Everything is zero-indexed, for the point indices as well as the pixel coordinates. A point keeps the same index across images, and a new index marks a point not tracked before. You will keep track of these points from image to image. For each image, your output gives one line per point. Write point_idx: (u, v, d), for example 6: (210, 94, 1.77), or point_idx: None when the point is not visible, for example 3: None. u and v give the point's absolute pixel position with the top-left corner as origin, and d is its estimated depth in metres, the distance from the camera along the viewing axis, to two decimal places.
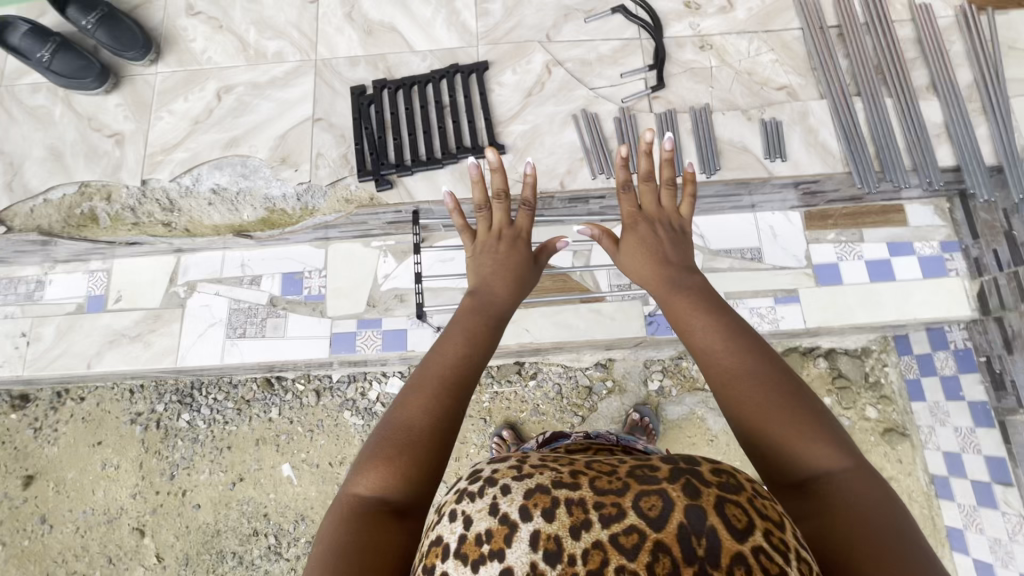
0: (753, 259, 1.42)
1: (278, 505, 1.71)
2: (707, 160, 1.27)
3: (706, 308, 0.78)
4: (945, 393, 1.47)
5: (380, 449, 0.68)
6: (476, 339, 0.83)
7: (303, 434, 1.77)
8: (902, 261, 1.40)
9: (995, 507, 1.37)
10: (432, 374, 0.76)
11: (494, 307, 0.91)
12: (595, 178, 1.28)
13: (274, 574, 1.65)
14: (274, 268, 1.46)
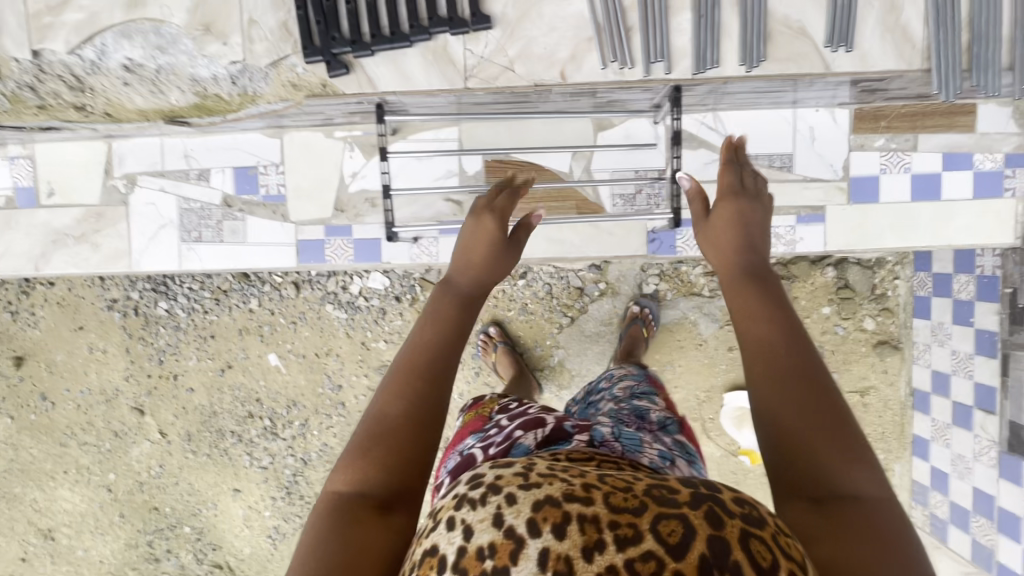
0: (781, 167, 1.22)
1: (270, 391, 1.75)
2: (748, 47, 0.98)
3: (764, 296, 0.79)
4: (954, 316, 1.40)
5: (356, 445, 0.70)
6: (443, 321, 0.83)
7: (286, 326, 1.74)
8: (955, 176, 1.20)
9: (969, 428, 1.38)
10: (403, 364, 0.77)
11: (462, 288, 0.90)
12: (606, 68, 1.00)
13: (273, 451, 1.76)
14: (223, 161, 1.26)
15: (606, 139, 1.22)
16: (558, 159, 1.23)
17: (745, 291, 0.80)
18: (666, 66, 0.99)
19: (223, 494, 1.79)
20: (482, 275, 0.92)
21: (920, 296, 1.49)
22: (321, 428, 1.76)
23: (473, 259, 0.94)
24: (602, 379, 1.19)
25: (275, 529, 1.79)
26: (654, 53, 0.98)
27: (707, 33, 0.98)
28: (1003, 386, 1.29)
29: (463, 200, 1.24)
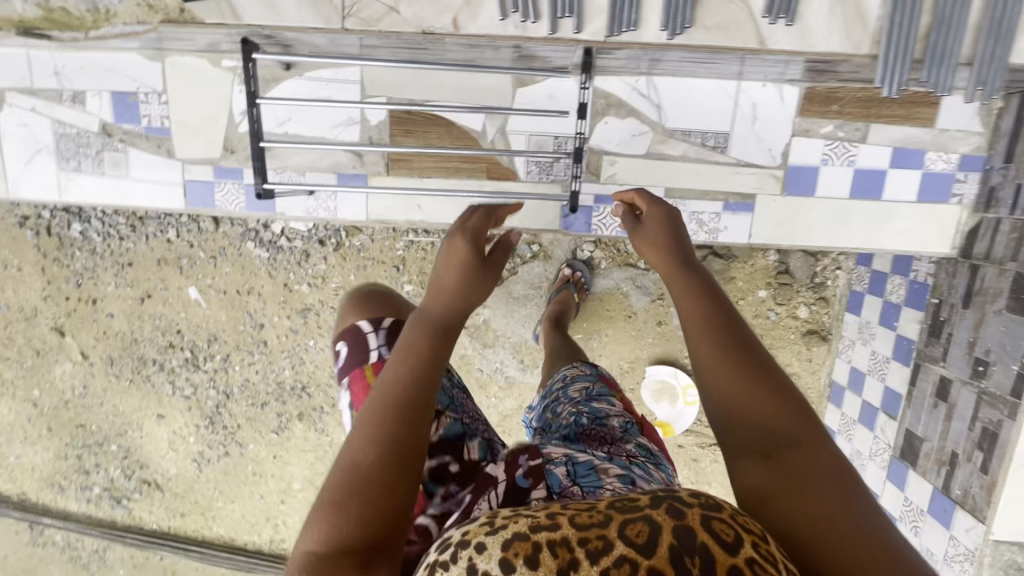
0: (715, 147, 1.10)
1: (190, 324, 1.72)
2: (673, 10, 0.89)
3: (703, 292, 0.80)
4: (881, 317, 1.35)
5: (325, 496, 0.67)
6: (416, 357, 0.79)
7: (206, 260, 1.67)
8: (901, 175, 1.10)
9: (872, 429, 1.38)
10: (372, 404, 0.74)
11: (437, 318, 0.85)
12: (506, 20, 0.93)
13: (195, 381, 1.76)
14: (98, 82, 1.12)
15: (525, 97, 1.09)
16: (471, 116, 1.11)
17: (687, 292, 0.81)
18: (578, 24, 0.92)
19: (147, 418, 1.81)
20: (457, 301, 0.88)
21: (856, 291, 1.42)
22: (243, 364, 1.75)
23: (446, 283, 0.89)
24: (548, 382, 1.08)
25: (200, 454, 1.84)
26: (562, 8, 0.91)
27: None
28: (909, 396, 1.26)
29: (365, 153, 1.13)
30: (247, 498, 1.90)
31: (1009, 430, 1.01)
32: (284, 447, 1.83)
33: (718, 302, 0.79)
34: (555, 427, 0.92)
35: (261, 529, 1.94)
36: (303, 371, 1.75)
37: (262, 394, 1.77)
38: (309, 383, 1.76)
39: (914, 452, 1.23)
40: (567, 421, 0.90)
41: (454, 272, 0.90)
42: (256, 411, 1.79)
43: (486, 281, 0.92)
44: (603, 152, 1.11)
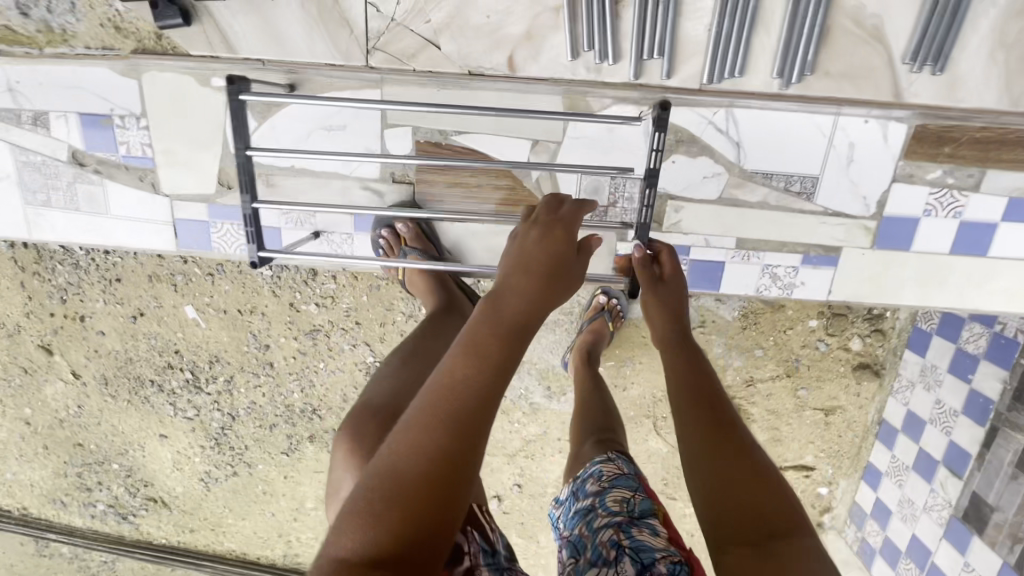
0: (799, 194, 0.94)
1: (189, 344, 1.58)
2: (787, 56, 0.83)
3: (689, 359, 0.86)
4: (951, 365, 1.23)
5: (362, 499, 0.57)
6: (477, 360, 0.64)
7: (202, 278, 1.51)
8: (1013, 230, 0.94)
9: (929, 480, 1.27)
10: (422, 406, 0.62)
11: (507, 313, 0.68)
12: (579, 61, 0.89)
13: (198, 403, 1.64)
14: (66, 109, 1.02)
15: (578, 130, 0.92)
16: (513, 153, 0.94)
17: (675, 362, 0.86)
18: (666, 69, 0.86)
19: (149, 438, 1.71)
20: (531, 297, 0.70)
21: (920, 330, 1.28)
22: (248, 386, 1.63)
23: (523, 276, 0.71)
24: (581, 476, 0.95)
25: (207, 474, 1.76)
26: (649, 50, 0.85)
27: (742, 34, 0.83)
28: (979, 458, 1.17)
29: (386, 192, 0.98)
30: (258, 515, 1.83)
31: None
32: (295, 467, 1.74)
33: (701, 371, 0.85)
34: (592, 559, 0.80)
35: (274, 543, 1.89)
36: (313, 394, 1.63)
37: (270, 416, 1.67)
38: (320, 406, 1.65)
39: (982, 519, 1.16)
40: (608, 555, 0.78)
41: (529, 267, 0.72)
42: (265, 432, 1.69)
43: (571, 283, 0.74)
44: (668, 196, 0.96)
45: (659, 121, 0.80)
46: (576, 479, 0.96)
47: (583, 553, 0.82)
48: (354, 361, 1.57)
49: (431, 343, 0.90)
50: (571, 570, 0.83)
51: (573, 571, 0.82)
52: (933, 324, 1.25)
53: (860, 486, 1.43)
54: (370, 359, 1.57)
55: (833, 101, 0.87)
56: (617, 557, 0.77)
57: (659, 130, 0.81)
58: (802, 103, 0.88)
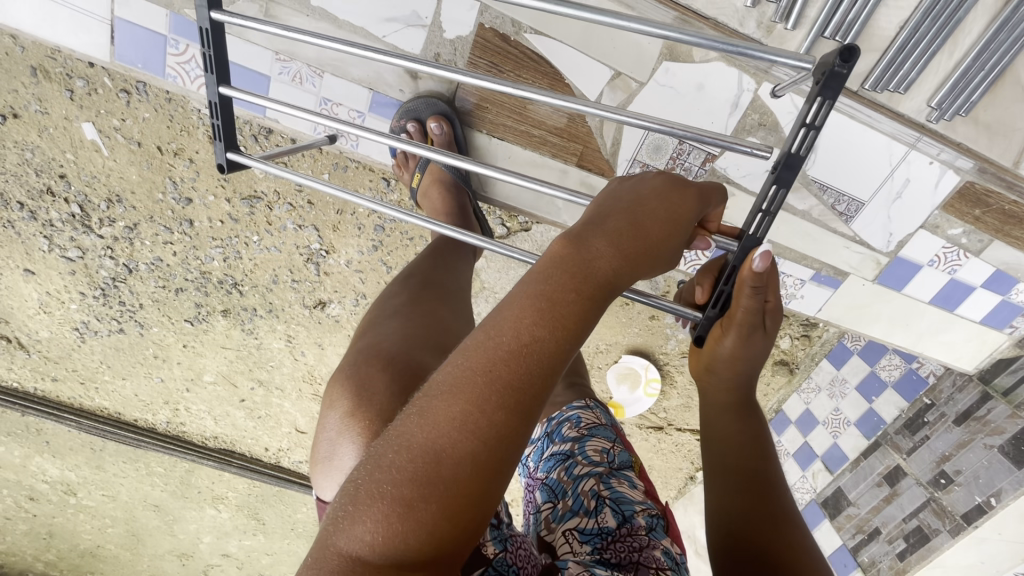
0: (841, 214, 0.95)
1: (81, 171, 1.25)
2: (954, 89, 0.81)
3: (742, 413, 0.76)
4: (859, 382, 1.30)
5: (383, 483, 0.43)
6: (550, 323, 0.47)
7: (113, 94, 1.16)
8: (984, 296, 1.02)
9: (803, 469, 1.42)
10: (468, 370, 0.45)
11: (598, 263, 0.50)
12: (753, 6, 0.81)
13: (84, 245, 1.35)
14: None
15: (667, 77, 0.85)
16: (589, 78, 0.86)
17: (719, 408, 0.77)
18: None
19: (9, 270, 1.40)
20: (626, 254, 0.51)
21: (843, 344, 1.31)
22: (155, 240, 1.35)
23: (626, 219, 0.52)
24: (557, 418, 0.92)
25: (83, 325, 1.50)
26: (834, 27, 0.79)
27: (932, 44, 0.78)
28: (854, 462, 1.32)
29: (422, 76, 0.91)
30: (143, 377, 1.63)
31: (942, 539, 1.15)
32: (198, 338, 1.53)
33: (752, 423, 0.76)
34: (572, 508, 0.76)
35: (157, 409, 1.71)
36: (236, 266, 1.40)
37: (177, 279, 1.42)
38: (243, 281, 1.42)
39: (837, 508, 1.34)
40: (588, 505, 0.75)
41: (634, 213, 0.53)
42: (167, 295, 1.45)
43: (675, 248, 0.55)
44: (725, 179, 0.93)
45: (829, 85, 0.48)
46: (550, 421, 0.93)
47: (561, 498, 0.78)
48: (295, 243, 1.36)
49: (435, 271, 0.86)
50: (548, 514, 0.79)
51: (550, 516, 0.79)
52: (858, 344, 1.28)
53: None
54: (314, 245, 1.36)
55: (914, 132, 0.86)
56: (598, 508, 0.74)
57: (825, 98, 0.49)
58: (889, 127, 0.86)
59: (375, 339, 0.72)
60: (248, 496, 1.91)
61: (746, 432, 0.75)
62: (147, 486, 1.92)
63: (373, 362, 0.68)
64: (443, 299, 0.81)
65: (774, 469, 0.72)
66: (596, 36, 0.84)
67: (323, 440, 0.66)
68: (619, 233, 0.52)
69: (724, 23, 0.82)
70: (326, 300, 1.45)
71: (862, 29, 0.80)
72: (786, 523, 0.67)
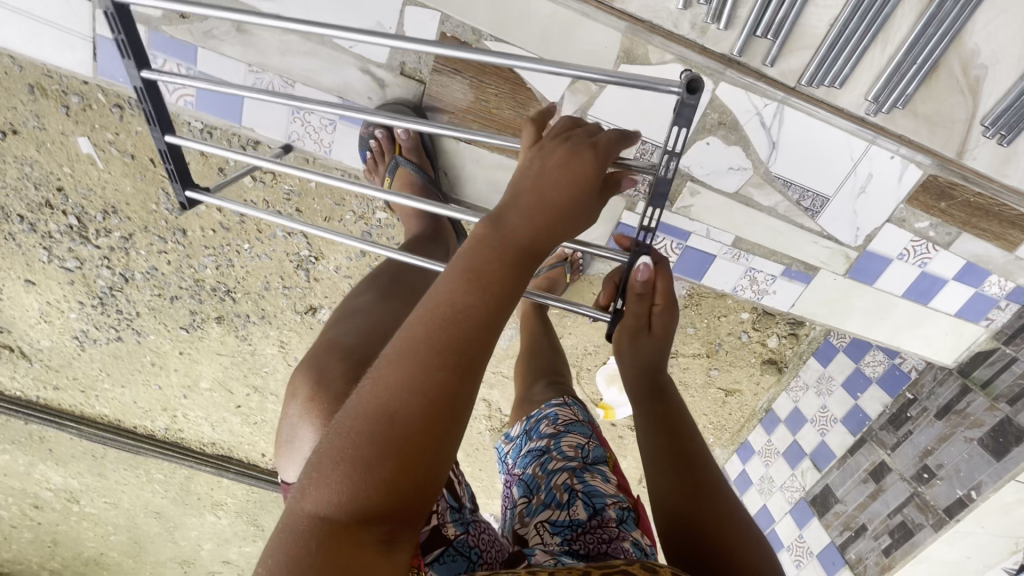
0: (806, 209, 0.97)
1: (78, 184, 1.30)
2: (888, 83, 0.83)
3: (648, 398, 0.80)
4: (845, 379, 1.31)
5: (343, 447, 0.44)
6: (480, 289, 0.49)
7: (106, 108, 1.20)
8: (957, 288, 1.02)
9: (793, 467, 1.42)
10: (410, 339, 0.47)
11: (519, 234, 0.52)
12: (685, 9, 0.83)
13: (82, 255, 1.39)
14: None
15: (625, 78, 0.88)
16: (550, 83, 0.90)
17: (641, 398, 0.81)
18: (772, 54, 0.83)
19: (11, 281, 1.44)
20: (546, 218, 0.53)
21: (830, 342, 1.32)
22: (150, 249, 1.39)
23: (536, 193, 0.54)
24: (536, 416, 0.93)
25: (83, 333, 1.54)
26: (764, 26, 0.81)
27: (862, 40, 0.80)
28: (841, 458, 1.32)
29: (389, 83, 0.94)
30: (142, 384, 1.67)
31: (925, 535, 1.14)
32: (193, 345, 1.57)
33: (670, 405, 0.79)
34: (545, 501, 0.78)
35: (155, 415, 1.75)
36: (229, 274, 1.43)
37: (172, 287, 1.46)
38: (236, 288, 1.46)
39: (825, 506, 1.33)
40: (561, 498, 0.76)
41: (545, 185, 0.54)
42: (163, 303, 1.49)
43: (589, 202, 0.56)
44: (690, 177, 0.96)
45: (681, 114, 0.54)
46: (529, 419, 0.95)
47: (535, 493, 0.80)
48: (285, 250, 1.39)
49: (407, 276, 0.88)
50: (522, 509, 0.81)
51: (524, 511, 0.80)
52: (843, 341, 1.29)
53: (732, 458, 1.56)
54: (304, 252, 1.39)
55: (865, 127, 0.88)
56: (571, 501, 0.76)
57: (680, 124, 0.55)
58: (841, 123, 0.88)
59: (336, 337, 0.74)
60: (246, 502, 1.93)
61: (666, 413, 0.78)
62: (148, 493, 1.95)
63: (333, 353, 0.71)
64: (413, 297, 0.83)
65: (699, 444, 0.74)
66: (552, 40, 0.87)
67: (285, 426, 0.68)
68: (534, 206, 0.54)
69: (660, 25, 0.84)
70: (317, 306, 1.48)
71: (803, 28, 0.82)
72: (716, 496, 0.68)
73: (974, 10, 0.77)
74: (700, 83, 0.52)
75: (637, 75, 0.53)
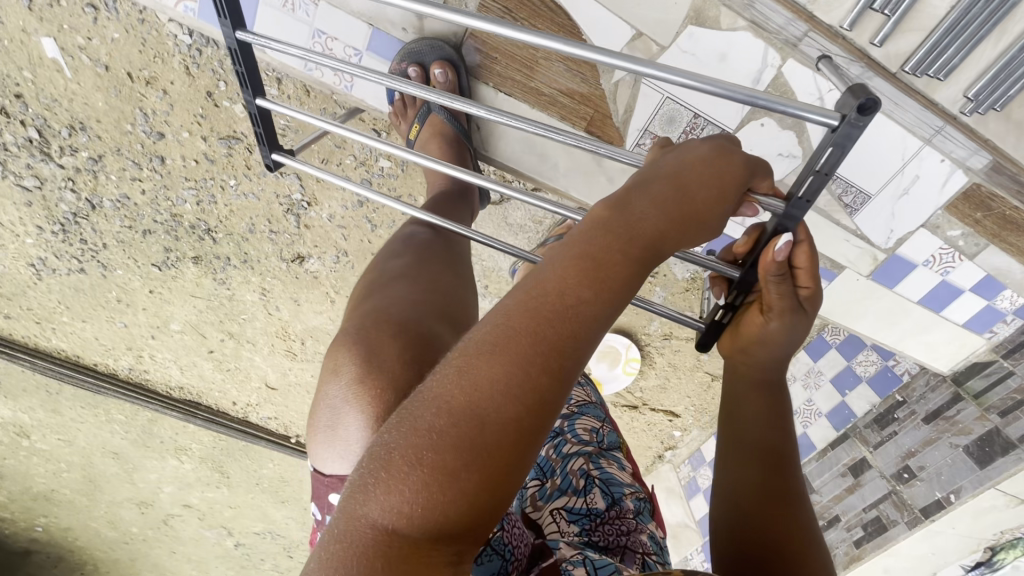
0: (845, 205, 0.94)
1: (40, 93, 1.14)
2: (994, 80, 0.77)
3: (763, 387, 0.69)
4: (835, 375, 1.33)
5: (422, 448, 0.38)
6: (595, 285, 0.43)
7: (78, 7, 1.04)
8: (971, 299, 1.02)
9: None
10: (511, 331, 0.41)
11: (642, 226, 0.46)
12: None
13: (43, 174, 1.24)
14: None
15: (690, 42, 0.81)
16: (608, 36, 0.82)
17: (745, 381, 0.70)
18: (884, 32, 0.77)
19: None
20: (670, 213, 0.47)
21: (823, 338, 1.34)
22: (122, 176, 1.26)
23: (669, 186, 0.48)
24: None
25: (40, 261, 1.40)
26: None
27: (981, 28, 0.74)
28: (821, 452, 1.36)
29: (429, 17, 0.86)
30: (105, 321, 1.54)
31: (898, 531, 1.17)
32: (166, 284, 1.45)
33: (774, 400, 0.69)
34: (560, 487, 0.73)
35: (119, 354, 1.64)
36: (210, 212, 1.31)
37: (145, 220, 1.33)
38: (217, 228, 1.34)
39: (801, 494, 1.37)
40: (577, 484, 0.73)
41: (681, 179, 0.49)
42: (134, 236, 1.36)
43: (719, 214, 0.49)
44: None
45: (844, 136, 0.47)
46: None
47: (550, 477, 0.75)
48: (276, 192, 1.28)
49: (440, 239, 0.81)
50: (535, 492, 0.75)
51: (537, 494, 0.75)
52: (837, 337, 1.30)
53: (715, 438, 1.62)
54: (297, 196, 1.28)
55: (938, 122, 0.83)
56: (587, 487, 0.72)
57: (839, 147, 0.47)
58: (909, 116, 0.83)
59: (379, 303, 0.67)
60: (213, 449, 1.87)
61: (772, 407, 0.69)
62: (107, 433, 1.85)
63: (381, 324, 0.64)
64: (447, 264, 0.76)
65: (794, 451, 0.67)
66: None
67: (325, 406, 0.61)
68: (665, 199, 0.47)
69: None
70: (305, 255, 1.38)
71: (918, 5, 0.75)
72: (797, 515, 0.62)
73: None
74: (873, 103, 0.44)
75: (737, 86, 0.46)
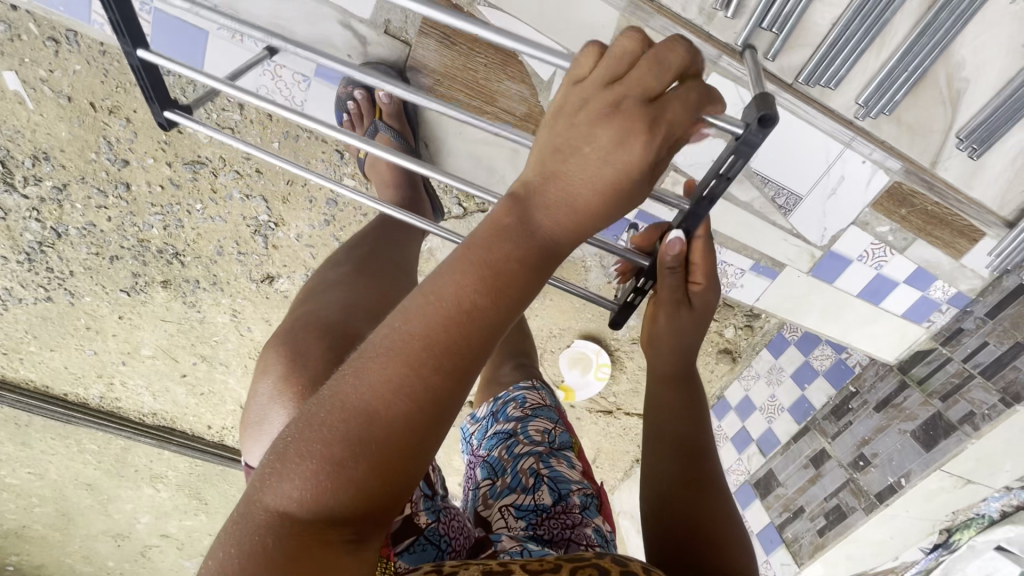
0: (780, 206, 1.00)
1: (3, 125, 1.16)
2: (880, 88, 0.83)
3: (679, 383, 0.78)
4: (795, 371, 1.39)
5: (316, 442, 0.42)
6: (490, 288, 0.46)
7: (38, 42, 1.07)
8: (907, 290, 1.09)
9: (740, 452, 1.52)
10: (407, 334, 0.44)
11: (539, 230, 0.49)
12: None
13: (8, 203, 1.26)
14: None
15: None
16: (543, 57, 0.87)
17: (661, 379, 0.79)
18: (775, 48, 0.83)
19: None
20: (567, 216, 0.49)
21: (782, 334, 1.40)
22: (88, 204, 1.27)
23: (564, 180, 0.49)
24: (503, 398, 0.92)
25: (7, 291, 1.40)
26: (770, 18, 0.80)
27: (861, 42, 0.79)
28: (786, 445, 1.40)
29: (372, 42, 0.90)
30: (74, 349, 1.54)
31: (857, 517, 1.21)
32: (135, 309, 1.46)
33: (688, 395, 0.78)
34: (510, 485, 0.77)
35: (89, 382, 1.63)
36: (178, 236, 1.33)
37: (112, 247, 1.34)
38: (185, 251, 1.36)
39: (768, 488, 1.42)
40: (526, 483, 0.76)
41: (584, 169, 0.48)
42: (101, 263, 1.37)
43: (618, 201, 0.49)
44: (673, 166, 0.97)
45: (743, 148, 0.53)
46: (496, 401, 0.93)
47: (500, 476, 0.79)
48: (242, 215, 1.30)
49: (388, 249, 0.84)
50: (486, 491, 0.80)
51: (488, 493, 0.79)
52: (795, 335, 1.37)
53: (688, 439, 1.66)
54: (263, 218, 1.31)
55: (846, 129, 0.89)
56: (536, 485, 0.75)
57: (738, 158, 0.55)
58: (825, 124, 0.89)
59: (314, 309, 0.71)
60: (189, 475, 1.85)
61: (686, 402, 0.77)
62: (79, 464, 1.83)
63: (310, 329, 0.67)
64: (388, 274, 0.79)
65: (708, 440, 0.75)
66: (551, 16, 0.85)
67: (255, 405, 0.64)
68: (565, 202, 0.49)
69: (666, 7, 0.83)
70: (274, 275, 1.41)
71: (804, 23, 0.81)
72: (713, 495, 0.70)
73: (967, 24, 0.77)
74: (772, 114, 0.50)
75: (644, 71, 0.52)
